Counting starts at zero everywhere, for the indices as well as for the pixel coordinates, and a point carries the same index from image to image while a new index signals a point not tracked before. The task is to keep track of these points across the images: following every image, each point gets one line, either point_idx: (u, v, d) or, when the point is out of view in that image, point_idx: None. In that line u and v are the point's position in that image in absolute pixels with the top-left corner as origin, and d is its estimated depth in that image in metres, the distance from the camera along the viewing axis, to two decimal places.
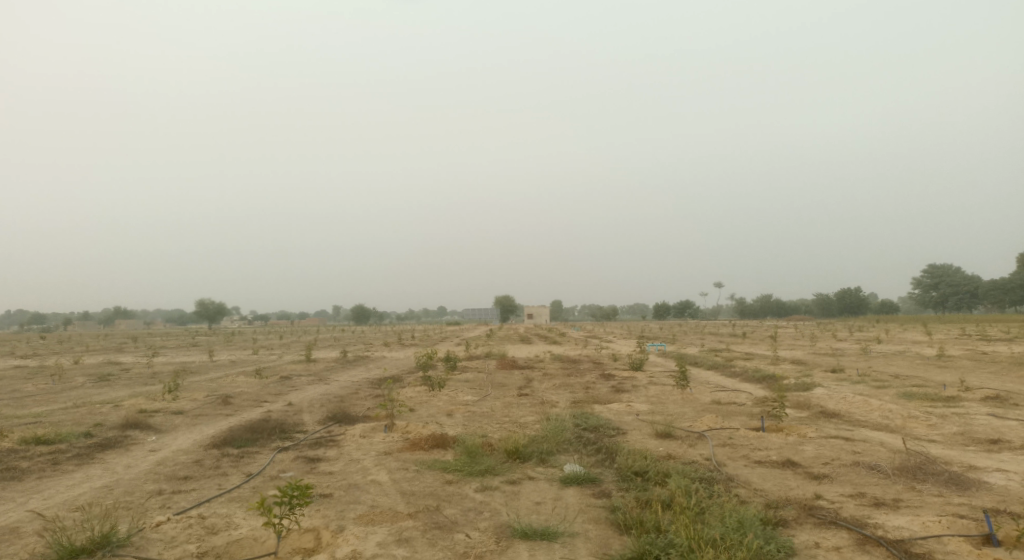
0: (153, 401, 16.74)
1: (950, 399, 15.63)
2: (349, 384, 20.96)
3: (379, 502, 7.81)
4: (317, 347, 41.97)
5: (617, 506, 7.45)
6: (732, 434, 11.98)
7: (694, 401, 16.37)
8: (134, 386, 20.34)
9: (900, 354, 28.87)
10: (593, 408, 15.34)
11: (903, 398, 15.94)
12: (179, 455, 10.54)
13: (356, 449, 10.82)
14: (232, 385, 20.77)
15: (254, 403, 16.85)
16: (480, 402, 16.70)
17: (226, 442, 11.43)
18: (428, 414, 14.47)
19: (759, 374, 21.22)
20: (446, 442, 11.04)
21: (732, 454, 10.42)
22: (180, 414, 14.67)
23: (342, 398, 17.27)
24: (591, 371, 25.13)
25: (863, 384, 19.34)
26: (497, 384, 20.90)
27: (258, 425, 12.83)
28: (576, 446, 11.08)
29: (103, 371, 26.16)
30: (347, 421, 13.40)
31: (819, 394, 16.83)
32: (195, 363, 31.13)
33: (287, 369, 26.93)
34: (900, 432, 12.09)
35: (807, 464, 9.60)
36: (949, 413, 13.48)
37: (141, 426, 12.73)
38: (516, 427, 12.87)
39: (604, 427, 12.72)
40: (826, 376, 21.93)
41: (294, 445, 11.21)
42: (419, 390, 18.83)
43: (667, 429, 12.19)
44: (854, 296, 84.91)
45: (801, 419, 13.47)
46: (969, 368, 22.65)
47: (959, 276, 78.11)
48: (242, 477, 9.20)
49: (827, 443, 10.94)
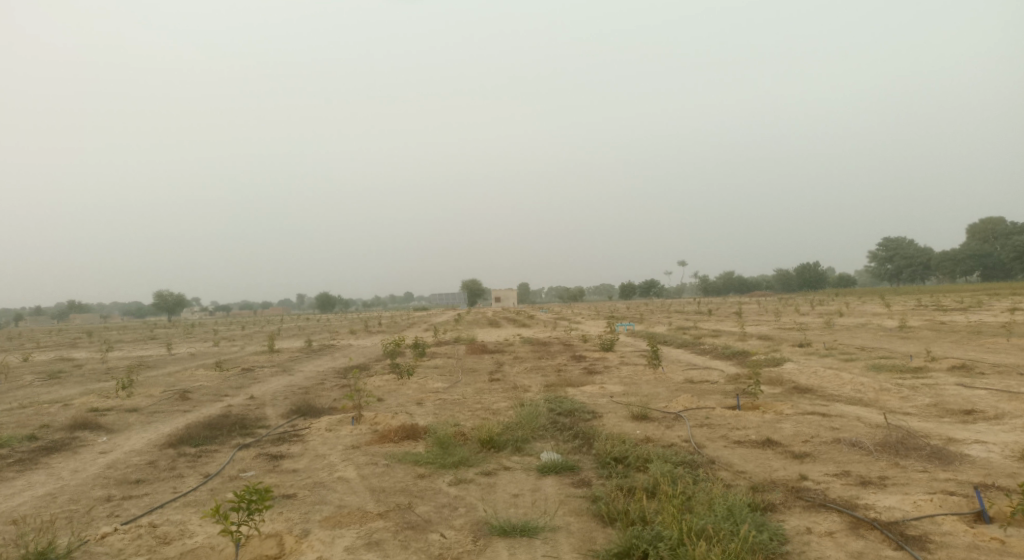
0: (106, 399, 15.79)
1: (917, 370, 15.81)
2: (315, 374, 20.27)
3: (347, 502, 7.31)
4: (281, 338, 40.81)
5: (599, 496, 7.15)
6: (709, 413, 11.81)
7: (667, 381, 16.20)
8: (86, 383, 19.27)
9: (863, 327, 29.42)
10: (566, 391, 15.05)
11: (872, 371, 16.07)
12: (132, 456, 9.82)
13: (322, 443, 10.27)
14: (191, 380, 19.86)
15: (215, 397, 16.05)
16: (451, 389, 16.25)
17: (183, 441, 10.72)
18: (398, 403, 13.98)
19: (729, 351, 21.28)
20: (416, 433, 10.56)
21: (711, 435, 10.22)
22: (134, 411, 13.85)
23: (307, 390, 16.61)
24: (563, 352, 24.91)
25: (831, 358, 19.52)
26: (467, 369, 20.48)
27: (218, 421, 12.14)
28: (551, 432, 10.74)
29: (52, 368, 24.79)
30: (313, 414, 12.79)
31: (790, 369, 16.88)
32: (152, 356, 29.79)
33: (250, 360, 25.99)
34: (874, 405, 12.11)
35: (787, 443, 9.44)
36: (919, 385, 13.59)
37: (91, 426, 11.92)
38: (489, 414, 12.45)
39: (580, 411, 12.41)
40: (794, 350, 22.14)
41: (256, 441, 10.58)
42: (387, 378, 18.27)
43: (643, 411, 11.93)
44: (813, 271, 87.01)
45: (775, 396, 13.41)
46: (930, 338, 23.11)
47: (913, 248, 80.47)
48: (199, 479, 8.57)
49: (805, 420, 10.83)
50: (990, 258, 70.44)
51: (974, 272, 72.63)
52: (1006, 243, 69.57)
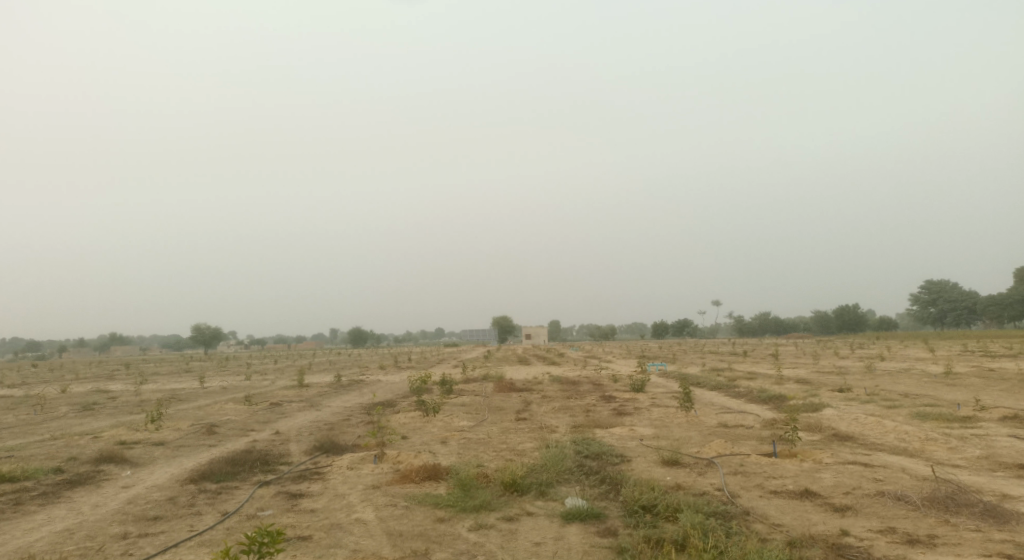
0: (135, 432, 15.94)
1: (966, 419, 14.95)
2: (341, 410, 20.20)
3: (363, 545, 7.10)
4: (311, 372, 41.12)
5: (625, 547, 6.79)
6: (743, 460, 11.28)
7: (700, 424, 15.65)
8: (118, 415, 19.56)
9: (906, 372, 28.19)
10: (594, 433, 14.63)
11: (917, 418, 15.26)
12: (153, 492, 9.80)
13: (343, 482, 10.10)
14: (220, 413, 20.00)
15: (241, 432, 16.07)
16: (476, 428, 15.96)
17: (205, 477, 10.67)
18: (422, 442, 13.77)
19: (764, 394, 20.54)
20: (438, 473, 10.31)
21: (745, 483, 9.73)
22: (161, 445, 13.91)
23: (332, 426, 16.53)
24: (592, 392, 24.42)
25: (873, 404, 18.66)
26: (494, 408, 20.17)
27: (241, 457, 12.09)
28: (577, 476, 10.36)
29: (88, 399, 25.29)
30: (336, 452, 12.66)
31: (829, 415, 16.16)
32: (184, 389, 30.19)
33: (279, 395, 26.12)
34: (920, 456, 11.43)
35: (827, 494, 8.91)
36: (969, 435, 12.82)
37: (116, 460, 11.99)
38: (514, 455, 12.14)
39: (607, 454, 12.02)
40: (833, 395, 21.26)
41: (277, 479, 10.47)
42: (412, 416, 18.09)
43: (674, 455, 11.48)
44: (852, 313, 84.55)
45: (813, 443, 12.79)
46: (979, 386, 21.98)
47: (957, 290, 77.74)
48: (217, 517, 8.46)
49: (846, 470, 10.25)
50: None
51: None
52: None
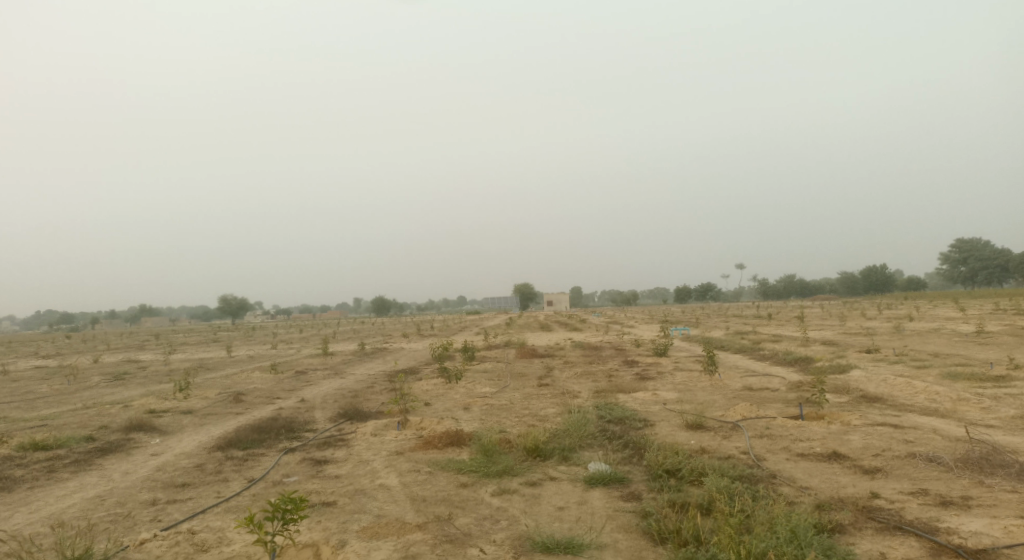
0: (164, 401, 16.27)
1: (1000, 379, 14.55)
2: (365, 378, 20.40)
3: (387, 511, 7.12)
4: (335, 340, 41.64)
5: (649, 511, 6.71)
6: (769, 423, 11.11)
7: (724, 388, 15.48)
8: (149, 385, 20.01)
9: (936, 332, 27.57)
10: (616, 398, 14.55)
11: (948, 379, 14.90)
12: (181, 459, 9.98)
13: (366, 449, 10.17)
14: (246, 382, 20.35)
15: (266, 400, 16.32)
16: (498, 394, 15.99)
17: (231, 444, 10.84)
18: (444, 408, 13.83)
19: (790, 357, 20.23)
20: (461, 439, 10.32)
21: (771, 446, 9.57)
22: (189, 414, 14.17)
23: (356, 393, 16.71)
24: (614, 357, 24.35)
25: (903, 365, 18.27)
26: (516, 374, 20.21)
27: (266, 425, 12.25)
28: (600, 441, 10.29)
29: (120, 370, 25.92)
30: (359, 419, 12.76)
31: (857, 377, 15.84)
32: (212, 359, 30.79)
33: (304, 363, 26.49)
34: (953, 416, 11.14)
35: (856, 457, 8.72)
36: (1003, 394, 12.47)
37: (146, 428, 12.24)
38: (536, 421, 12.11)
39: (630, 419, 11.92)
40: (861, 356, 20.87)
41: (302, 445, 10.59)
42: (435, 382, 18.18)
43: (698, 419, 11.34)
44: (879, 274, 83.01)
45: (841, 405, 12.55)
46: (1012, 345, 21.40)
47: (989, 249, 75.61)
48: (243, 483, 8.58)
49: (875, 432, 10.02)
50: None
51: None
52: None
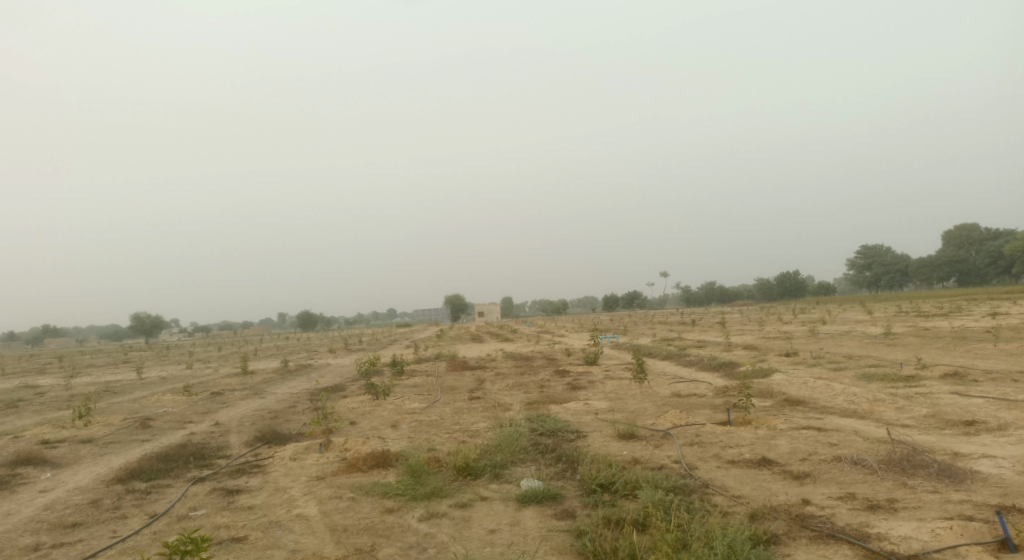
0: (59, 430, 14.73)
1: (908, 379, 15.38)
2: (288, 397, 19.33)
3: (304, 545, 6.55)
4: (258, 358, 39.59)
5: (584, 530, 6.49)
6: (699, 430, 11.19)
7: (654, 395, 15.61)
8: (44, 412, 18.18)
9: (848, 334, 29.17)
10: (549, 409, 14.36)
11: (862, 380, 15.62)
12: (74, 495, 8.93)
13: (285, 475, 9.46)
14: (156, 405, 18.84)
15: (178, 424, 15.09)
16: (429, 409, 15.47)
17: (134, 476, 9.82)
18: (371, 426, 13.21)
19: (715, 362, 20.77)
20: (387, 460, 9.79)
21: (702, 454, 9.60)
22: (88, 443, 12.87)
23: (276, 414, 15.74)
24: (546, 367, 24.28)
25: (820, 367, 19.08)
26: (447, 388, 19.71)
27: (175, 452, 11.24)
28: (532, 455, 10.03)
29: (11, 396, 23.48)
30: (278, 442, 11.95)
31: (779, 380, 16.38)
32: (119, 381, 28.50)
33: (222, 384, 24.93)
34: (870, 417, 11.60)
35: (784, 462, 8.85)
36: (913, 394, 13.14)
37: (35, 461, 10.94)
38: (468, 436, 11.72)
39: (563, 430, 11.74)
40: (781, 360, 21.68)
41: (213, 474, 9.73)
42: (362, 399, 17.42)
43: (630, 428, 11.30)
44: (793, 280, 87.69)
45: (766, 409, 12.87)
46: (916, 345, 22.86)
47: (890, 255, 81.39)
48: (144, 520, 7.72)
49: (800, 436, 10.27)
50: (965, 263, 71.36)
51: (950, 279, 73.55)
52: (980, 249, 70.66)
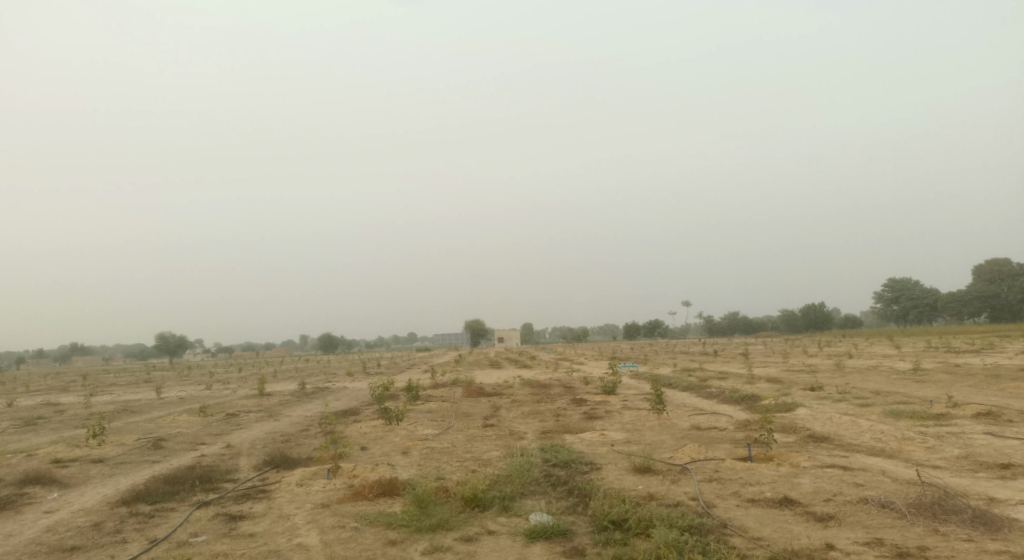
0: (73, 449, 14.74)
1: (939, 417, 14.74)
2: (301, 420, 19.21)
3: None
4: (276, 379, 39.74)
5: None
6: (718, 465, 10.78)
7: (673, 427, 15.17)
8: (61, 430, 18.26)
9: (875, 369, 28.29)
10: (564, 439, 14.01)
11: (890, 417, 15.01)
12: (78, 517, 8.83)
13: (289, 501, 9.28)
14: (171, 426, 18.83)
15: (189, 446, 15.02)
16: (441, 436, 15.20)
17: (139, 498, 9.70)
18: (382, 453, 12.99)
19: (737, 394, 20.22)
20: (395, 489, 9.55)
21: (720, 491, 9.20)
22: (98, 463, 12.82)
23: (288, 437, 15.60)
24: (563, 396, 23.87)
25: (846, 403, 18.43)
26: (462, 415, 19.41)
27: (182, 474, 11.12)
28: (544, 488, 9.71)
29: (32, 413, 23.70)
30: (287, 466, 11.78)
31: (803, 415, 15.82)
32: (138, 400, 28.69)
33: (238, 405, 24.92)
34: (899, 457, 11.07)
35: (807, 502, 8.43)
36: (945, 433, 12.56)
37: (44, 481, 10.90)
38: (478, 466, 11.44)
39: (577, 462, 11.40)
40: (805, 394, 21.03)
41: (218, 498, 9.58)
42: (375, 424, 17.21)
43: (646, 461, 10.92)
44: (819, 312, 85.97)
45: (789, 445, 12.38)
46: (947, 382, 22.02)
47: (918, 288, 79.50)
48: (143, 545, 7.57)
49: (825, 474, 9.82)
50: (997, 298, 69.32)
51: (982, 314, 71.51)
52: (1013, 284, 68.68)
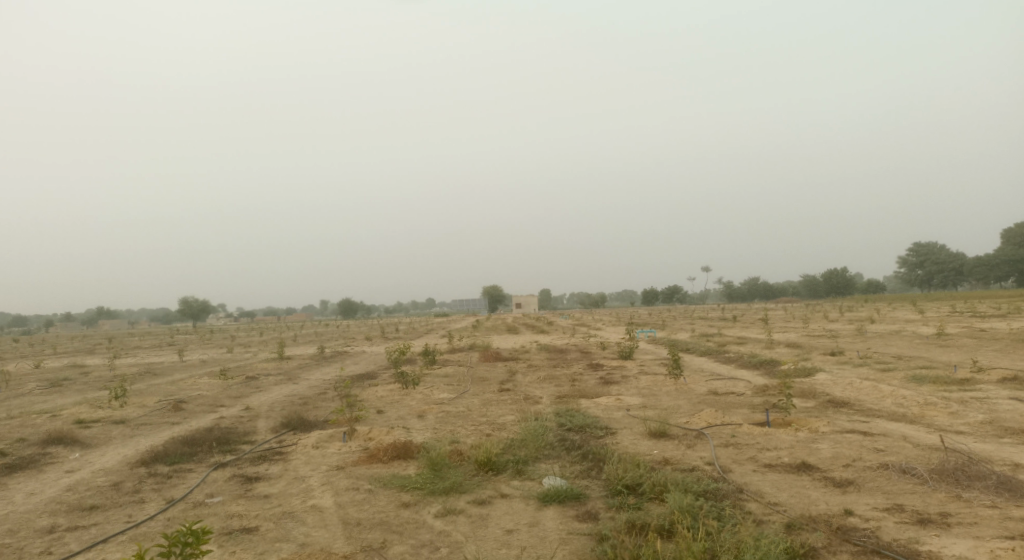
0: (96, 410, 15.05)
1: (964, 382, 14.39)
2: (319, 384, 19.40)
3: (315, 539, 6.37)
4: (296, 344, 40.28)
5: (605, 535, 6.11)
6: (735, 430, 10.63)
7: (689, 392, 15.02)
8: (86, 392, 18.67)
9: (897, 334, 27.82)
10: (579, 404, 13.95)
11: (912, 382, 14.70)
12: (98, 476, 8.99)
13: (304, 463, 9.34)
14: (192, 388, 19.15)
15: (209, 408, 15.23)
16: (457, 400, 15.23)
17: (158, 459, 9.85)
18: (397, 416, 13.05)
19: (755, 359, 19.97)
20: (409, 452, 9.56)
21: (737, 456, 9.08)
22: (120, 424, 13.07)
23: (305, 400, 15.76)
24: (579, 360, 23.82)
25: (867, 367, 18.11)
26: (477, 379, 19.45)
27: (201, 436, 11.27)
28: (558, 452, 9.66)
29: (59, 375, 24.25)
30: (304, 429, 11.88)
31: (822, 380, 15.56)
32: (161, 363, 29.25)
33: (258, 368, 25.27)
34: (921, 422, 10.83)
35: (826, 468, 8.27)
36: (969, 398, 12.26)
37: (66, 441, 11.12)
38: (493, 429, 11.44)
39: (591, 426, 11.33)
40: (825, 359, 20.73)
41: (235, 460, 9.69)
42: (391, 388, 17.29)
43: (661, 426, 10.80)
44: (840, 276, 84.70)
45: (808, 410, 12.18)
46: (972, 347, 21.53)
47: (944, 253, 77.81)
48: (160, 505, 7.67)
49: (844, 439, 9.63)
50: None
51: (1008, 279, 69.90)
52: None
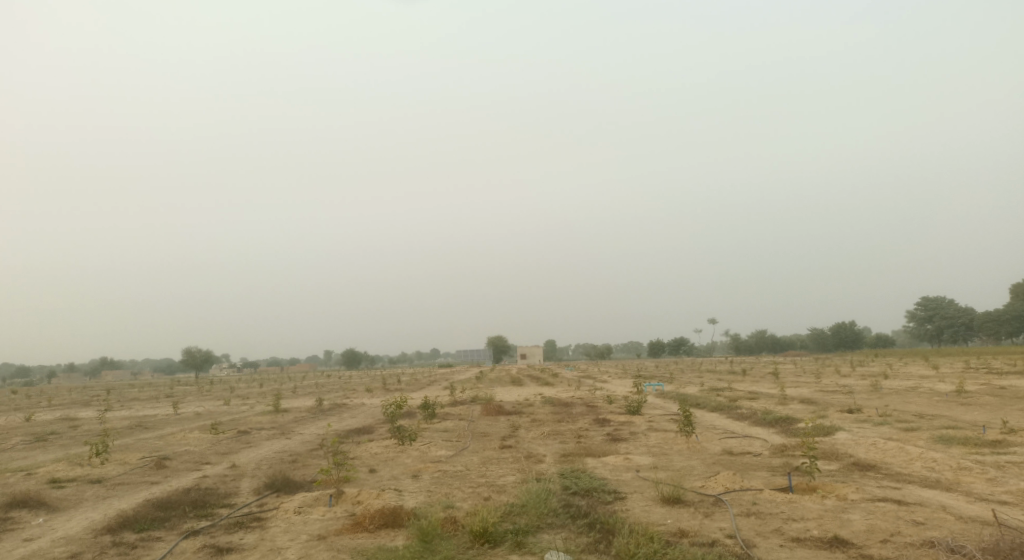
0: (74, 468, 14.20)
1: (995, 444, 13.45)
2: (312, 439, 18.46)
3: None
4: (295, 395, 39.25)
5: None
6: (755, 497, 9.75)
7: (703, 452, 14.09)
8: (68, 448, 17.79)
9: (914, 390, 26.72)
10: (585, 463, 13.05)
11: (940, 443, 13.75)
12: (57, 546, 8.18)
13: (284, 532, 8.52)
14: (180, 444, 18.26)
15: (193, 466, 14.36)
16: (455, 458, 14.37)
17: (125, 525, 9.03)
18: (390, 476, 12.20)
19: (770, 416, 18.97)
20: (398, 519, 8.70)
21: (760, 527, 8.22)
22: (96, 483, 12.24)
23: (296, 457, 14.88)
24: (585, 415, 22.85)
25: (889, 427, 17.09)
26: (478, 435, 18.53)
27: (178, 498, 10.45)
28: (562, 520, 8.80)
29: (45, 429, 23.30)
30: (288, 491, 11.02)
31: (843, 440, 14.60)
32: (154, 416, 28.30)
33: (252, 422, 24.33)
34: (958, 489, 9.91)
35: (860, 544, 7.40)
36: (1005, 463, 11.35)
37: (32, 504, 10.30)
38: (492, 492, 10.57)
39: (599, 490, 10.47)
40: (844, 416, 19.74)
41: (209, 526, 8.86)
42: (387, 444, 16.42)
43: (675, 491, 9.93)
44: (848, 330, 83.59)
45: (832, 474, 11.26)
46: (996, 405, 20.50)
47: (953, 307, 76.74)
48: None
49: (877, 509, 8.75)
50: None
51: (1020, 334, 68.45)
52: None
